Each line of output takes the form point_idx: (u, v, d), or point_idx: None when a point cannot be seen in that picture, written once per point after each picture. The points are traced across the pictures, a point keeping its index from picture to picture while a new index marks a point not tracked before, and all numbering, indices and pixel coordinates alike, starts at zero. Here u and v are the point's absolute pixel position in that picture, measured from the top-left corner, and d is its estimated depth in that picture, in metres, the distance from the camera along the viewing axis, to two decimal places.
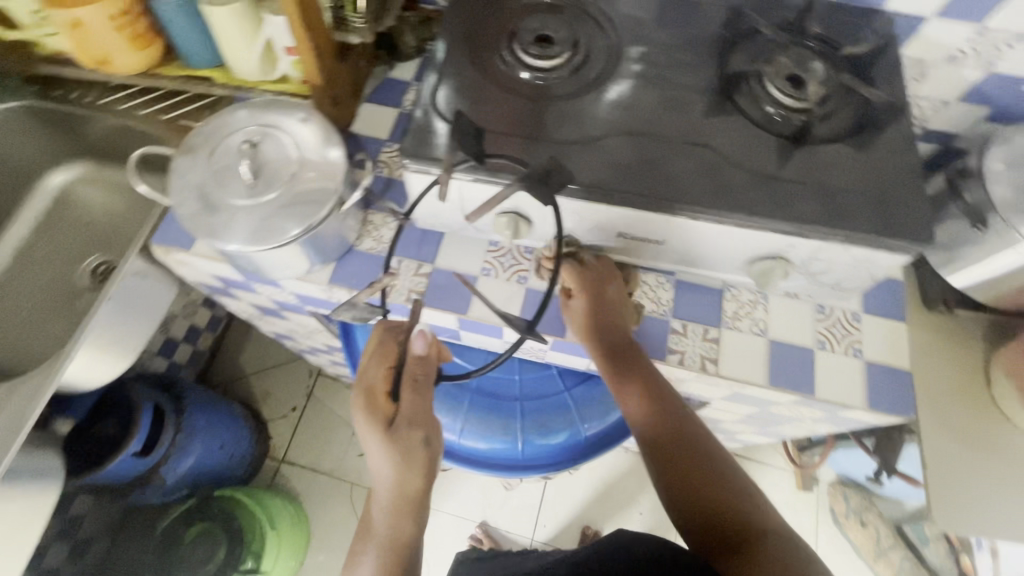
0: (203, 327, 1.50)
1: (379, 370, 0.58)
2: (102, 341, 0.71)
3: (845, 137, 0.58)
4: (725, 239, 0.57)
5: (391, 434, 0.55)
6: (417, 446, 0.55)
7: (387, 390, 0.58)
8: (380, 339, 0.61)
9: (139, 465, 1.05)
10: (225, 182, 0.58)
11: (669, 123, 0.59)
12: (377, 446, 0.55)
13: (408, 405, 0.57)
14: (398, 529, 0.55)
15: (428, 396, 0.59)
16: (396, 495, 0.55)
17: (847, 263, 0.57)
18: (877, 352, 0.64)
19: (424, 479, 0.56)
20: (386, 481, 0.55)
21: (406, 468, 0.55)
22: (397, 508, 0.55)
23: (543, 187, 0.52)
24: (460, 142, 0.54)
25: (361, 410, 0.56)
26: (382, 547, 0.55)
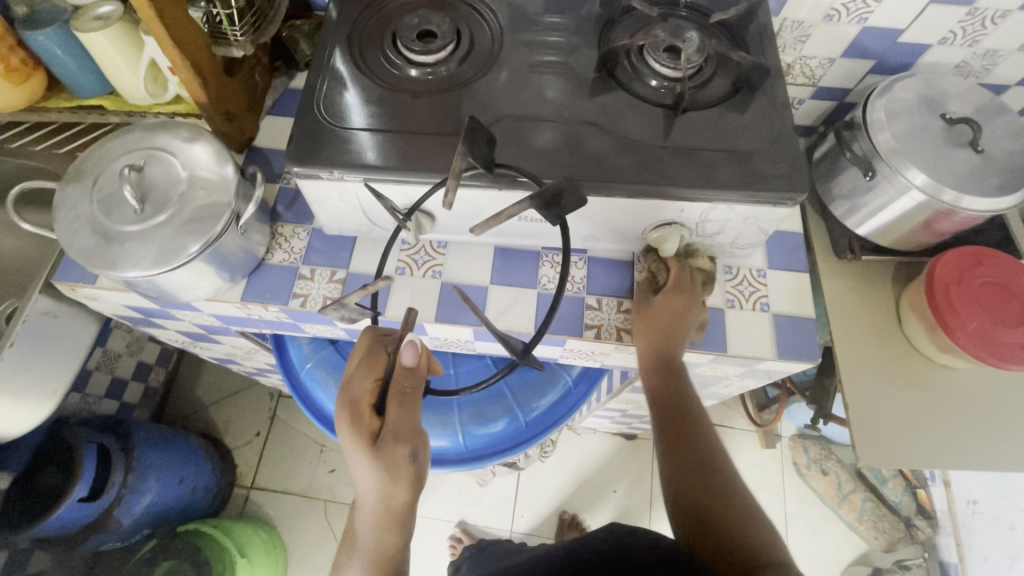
0: (152, 362, 1.46)
1: (365, 382, 0.56)
2: (16, 388, 0.69)
3: (724, 101, 0.61)
4: (622, 210, 0.59)
5: (377, 451, 0.53)
6: (403, 463, 0.54)
7: (373, 403, 0.56)
8: (367, 346, 0.59)
9: (89, 511, 1.02)
10: (116, 209, 0.57)
11: (555, 104, 0.61)
12: (361, 461, 0.53)
13: (396, 421, 0.55)
14: (384, 540, 0.56)
15: (415, 408, 0.57)
16: (382, 509, 0.55)
17: (737, 220, 0.59)
18: (784, 303, 0.66)
19: (410, 495, 0.55)
20: (372, 499, 0.54)
21: (391, 484, 0.54)
22: (383, 523, 0.56)
23: (552, 208, 0.51)
24: (471, 150, 0.50)
25: (346, 424, 0.54)
26: (368, 558, 0.56)
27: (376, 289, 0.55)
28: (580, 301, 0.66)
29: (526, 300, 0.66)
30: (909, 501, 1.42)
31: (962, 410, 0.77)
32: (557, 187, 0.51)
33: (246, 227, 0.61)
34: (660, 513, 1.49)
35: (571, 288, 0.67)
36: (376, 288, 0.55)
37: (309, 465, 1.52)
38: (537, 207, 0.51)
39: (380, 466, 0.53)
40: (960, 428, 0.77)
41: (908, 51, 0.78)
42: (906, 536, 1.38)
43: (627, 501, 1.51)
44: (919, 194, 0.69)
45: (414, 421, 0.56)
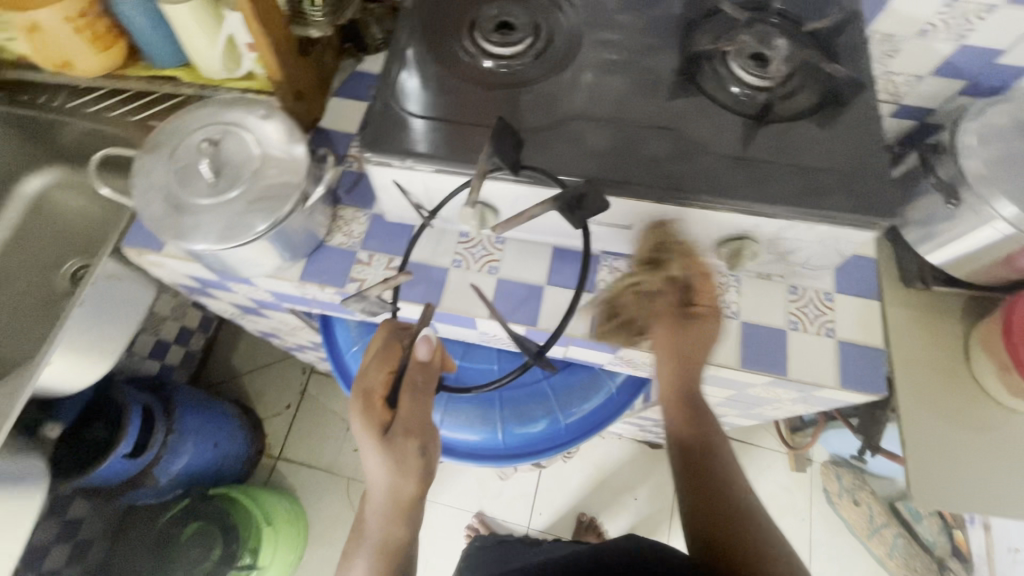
0: (194, 327, 1.50)
1: (378, 374, 0.60)
2: (80, 345, 0.71)
3: (808, 115, 0.58)
4: (691, 222, 0.57)
5: (386, 440, 0.55)
6: (411, 454, 0.56)
7: (385, 394, 0.59)
8: (385, 340, 0.63)
9: (130, 467, 1.06)
10: (188, 181, 0.58)
11: (631, 106, 0.59)
12: (370, 450, 0.56)
13: (406, 413, 0.58)
14: (390, 533, 0.57)
15: (424, 402, 0.60)
16: (389, 500, 0.56)
17: (813, 240, 0.57)
18: (850, 330, 0.64)
19: (417, 488, 0.57)
20: (380, 488, 0.56)
21: (400, 475, 0.56)
22: (390, 515, 0.57)
23: (577, 212, 0.52)
24: (497, 151, 0.52)
25: (358, 413, 0.57)
26: (375, 549, 0.57)
27: (393, 284, 0.57)
28: None
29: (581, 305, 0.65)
30: (943, 542, 1.37)
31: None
32: (580, 190, 0.52)
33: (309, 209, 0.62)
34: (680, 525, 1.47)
35: None
36: (397, 282, 0.56)
37: (335, 442, 1.55)
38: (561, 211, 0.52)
39: (389, 455, 0.55)
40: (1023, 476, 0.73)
41: (1006, 74, 0.73)
42: None
43: (646, 510, 1.50)
44: (1006, 226, 0.65)
45: (423, 415, 0.59)
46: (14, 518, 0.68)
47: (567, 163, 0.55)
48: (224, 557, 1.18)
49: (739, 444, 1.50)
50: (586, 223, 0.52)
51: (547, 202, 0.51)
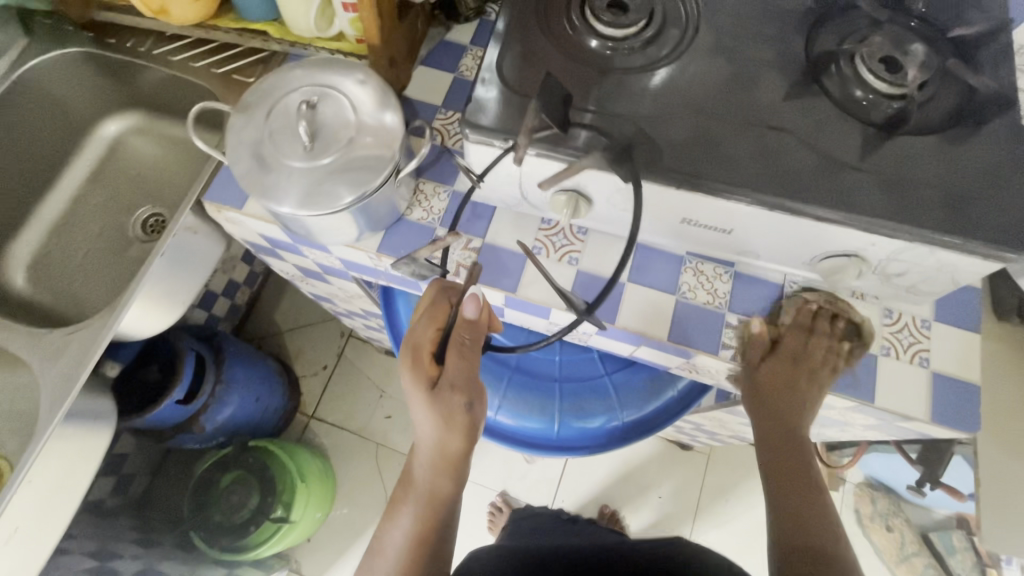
0: (240, 281, 1.53)
1: (427, 330, 0.58)
2: (155, 294, 0.72)
3: (939, 130, 0.54)
4: (797, 234, 0.54)
5: (434, 396, 0.56)
6: (457, 411, 0.56)
7: (433, 350, 0.58)
8: (434, 296, 0.60)
9: (181, 412, 1.09)
10: (281, 142, 0.57)
11: (744, 103, 0.55)
12: (420, 404, 0.57)
13: (454, 373, 0.56)
14: (437, 484, 0.61)
15: (473, 361, 0.58)
16: (437, 454, 0.59)
17: (929, 266, 0.53)
18: (947, 362, 0.60)
19: (464, 442, 0.58)
20: (428, 441, 0.59)
21: (449, 432, 0.57)
22: (437, 468, 0.60)
23: (627, 163, 0.51)
24: (544, 107, 0.52)
25: (407, 367, 0.58)
26: (422, 499, 0.61)
27: (447, 240, 0.60)
28: (720, 318, 0.62)
29: (663, 307, 0.62)
30: None
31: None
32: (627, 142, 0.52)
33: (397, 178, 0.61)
34: (702, 528, 1.46)
35: (712, 301, 0.62)
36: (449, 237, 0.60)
37: (368, 407, 1.57)
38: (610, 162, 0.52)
39: (438, 412, 0.56)
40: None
41: None
42: None
43: (669, 508, 1.49)
44: None
45: (471, 374, 0.57)
46: (84, 454, 0.71)
47: (673, 157, 0.52)
48: (259, 508, 1.23)
49: None
50: (631, 175, 0.51)
51: (591, 155, 0.51)
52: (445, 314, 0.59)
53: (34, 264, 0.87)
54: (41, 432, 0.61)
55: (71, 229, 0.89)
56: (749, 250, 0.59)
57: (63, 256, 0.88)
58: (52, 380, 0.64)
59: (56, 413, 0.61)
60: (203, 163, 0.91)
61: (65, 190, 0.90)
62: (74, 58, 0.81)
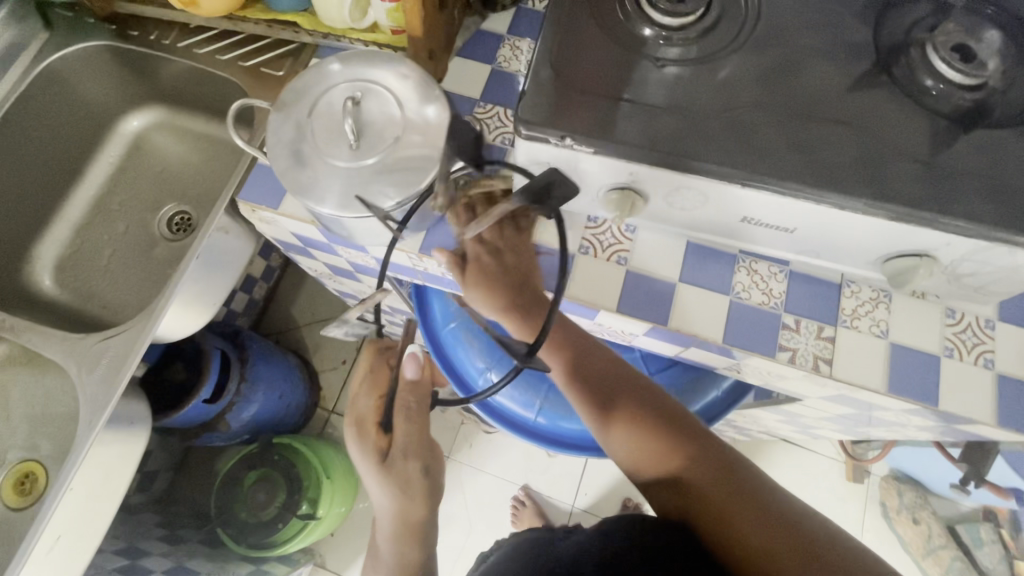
0: (258, 276, 1.51)
1: (369, 401, 0.60)
2: (189, 296, 0.70)
3: (1020, 123, 0.51)
4: (866, 233, 0.52)
5: (389, 469, 0.57)
6: (413, 478, 0.58)
7: (379, 420, 0.59)
8: (373, 366, 0.62)
9: (207, 411, 1.08)
10: (319, 140, 0.55)
11: (807, 95, 0.53)
12: (374, 479, 0.57)
13: (402, 439, 0.58)
14: (404, 554, 0.59)
15: (421, 422, 0.60)
16: (399, 524, 0.58)
17: (1004, 267, 0.50)
18: (1012, 364, 0.58)
19: (424, 507, 0.59)
20: (389, 514, 0.58)
21: (408, 500, 0.58)
22: (402, 539, 0.59)
23: (542, 205, 0.52)
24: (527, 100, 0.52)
25: (355, 442, 0.58)
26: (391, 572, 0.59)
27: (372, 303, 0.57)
28: (777, 319, 0.60)
29: (718, 308, 0.60)
30: None
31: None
32: (548, 180, 0.51)
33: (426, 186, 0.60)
34: None
35: (768, 301, 0.60)
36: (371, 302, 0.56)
37: None
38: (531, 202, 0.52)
39: (395, 484, 0.57)
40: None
41: None
42: None
43: None
44: None
45: (421, 438, 0.59)
46: (122, 459, 0.70)
47: (737, 154, 0.50)
48: (286, 505, 1.22)
49: (797, 448, 1.46)
50: (559, 210, 0.52)
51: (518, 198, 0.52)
52: (379, 380, 0.61)
53: (62, 265, 0.85)
54: (82, 440, 0.59)
55: (97, 228, 0.88)
56: (810, 249, 0.57)
57: (89, 255, 0.86)
58: (91, 386, 0.62)
59: (97, 421, 0.59)
60: (231, 160, 0.89)
61: (88, 189, 0.88)
62: (97, 53, 0.78)
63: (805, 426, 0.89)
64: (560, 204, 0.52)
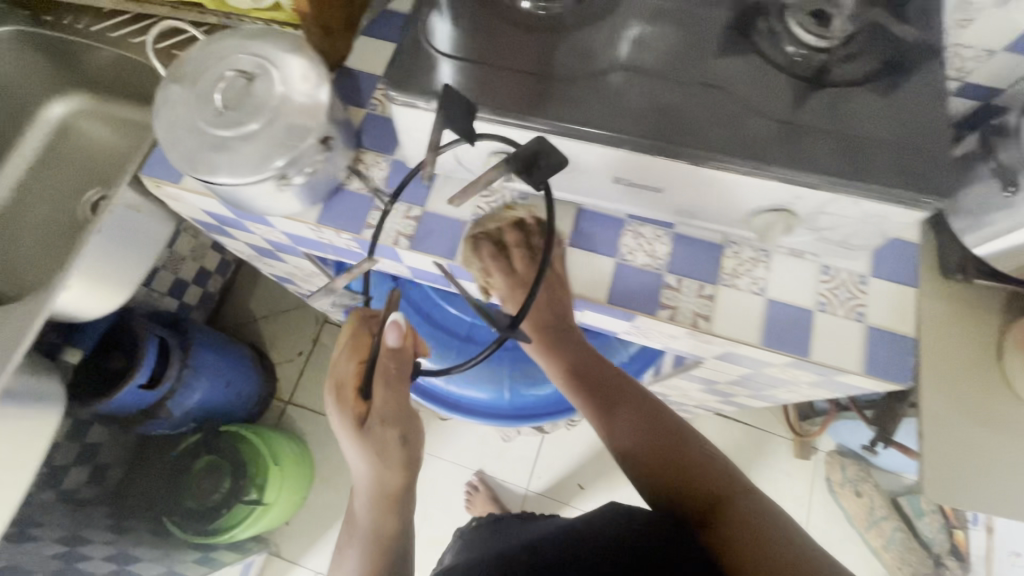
0: (212, 269, 1.52)
1: (348, 365, 0.61)
2: (99, 273, 0.71)
3: (872, 81, 0.53)
4: (728, 191, 0.54)
5: (363, 433, 0.58)
6: (391, 444, 0.58)
7: (358, 384, 0.60)
8: (354, 329, 0.63)
9: (146, 397, 1.08)
10: (200, 108, 0.56)
11: (671, 61, 0.55)
12: (350, 442, 0.58)
13: (380, 404, 0.59)
14: (379, 523, 0.59)
15: (400, 388, 0.60)
16: (375, 490, 0.59)
17: (855, 218, 0.53)
18: (882, 316, 0.61)
19: (402, 476, 0.59)
20: (366, 479, 0.59)
21: (384, 466, 0.58)
22: (379, 507, 0.59)
23: (530, 176, 0.50)
24: (448, 120, 0.50)
25: (334, 404, 0.59)
26: (367, 541, 0.59)
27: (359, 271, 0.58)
28: (659, 279, 0.62)
29: (603, 270, 0.63)
30: (943, 540, 1.36)
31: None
32: (534, 150, 0.50)
33: (324, 172, 0.61)
34: None
35: (652, 263, 0.63)
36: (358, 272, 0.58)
37: None
38: (517, 172, 0.51)
39: (371, 447, 0.58)
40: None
41: None
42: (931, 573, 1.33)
43: None
44: None
45: (400, 405, 0.59)
46: (32, 434, 0.71)
47: (601, 117, 0.52)
48: (232, 492, 1.23)
49: (745, 427, 1.49)
50: (547, 181, 0.50)
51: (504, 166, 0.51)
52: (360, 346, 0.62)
53: None
54: None
55: (20, 212, 0.88)
56: (686, 210, 0.59)
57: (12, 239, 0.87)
58: None
59: None
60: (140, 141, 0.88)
61: (12, 174, 0.89)
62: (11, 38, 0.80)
63: (724, 395, 0.92)
64: (549, 175, 0.51)
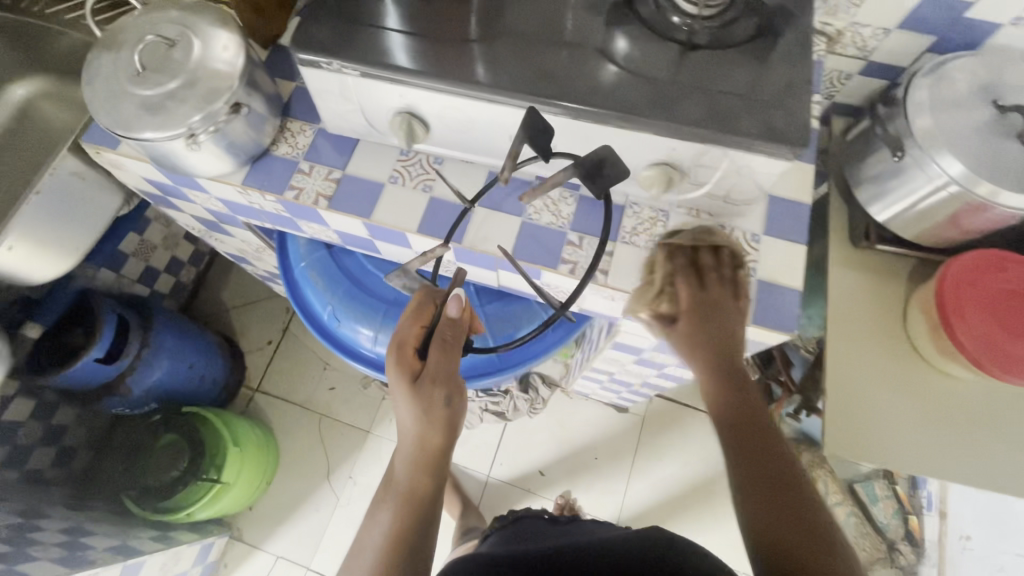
0: (185, 259, 1.55)
1: (411, 328, 0.66)
2: (40, 236, 0.75)
3: (746, 44, 0.58)
4: (615, 146, 0.58)
5: (416, 389, 0.63)
6: (437, 404, 0.63)
7: (417, 346, 0.66)
8: (420, 299, 0.69)
9: (105, 372, 1.11)
10: (126, 70, 0.60)
11: (566, 28, 0.59)
12: (402, 396, 0.64)
13: (433, 365, 0.64)
14: (416, 480, 0.63)
15: (452, 357, 0.66)
16: (418, 448, 0.63)
17: (731, 170, 0.57)
18: (771, 271, 0.64)
19: (443, 437, 0.64)
20: (408, 434, 0.64)
21: (428, 425, 0.63)
22: (418, 465, 0.63)
23: (596, 181, 0.54)
24: (528, 136, 0.53)
25: (392, 360, 0.65)
26: (402, 496, 0.63)
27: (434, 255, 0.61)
28: (562, 237, 0.65)
29: (509, 228, 0.66)
30: (897, 526, 1.36)
31: (978, 410, 0.74)
32: (599, 156, 0.54)
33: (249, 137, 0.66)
34: (636, 487, 1.50)
35: (556, 221, 0.66)
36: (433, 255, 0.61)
37: (312, 379, 1.60)
38: (580, 178, 0.55)
39: (419, 405, 0.62)
40: (980, 441, 0.72)
41: (976, 30, 0.71)
42: (885, 558, 1.33)
43: (605, 469, 1.52)
44: (953, 185, 0.65)
45: (450, 371, 0.64)
46: None
47: (494, 73, 0.56)
48: (188, 470, 1.26)
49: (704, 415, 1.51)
50: (610, 188, 0.54)
51: (516, 134, 0.53)
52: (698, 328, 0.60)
53: None
54: None
55: None
56: None
57: None
58: None
59: None
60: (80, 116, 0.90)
61: None
62: None
63: (656, 367, 0.95)
64: (608, 183, 0.55)
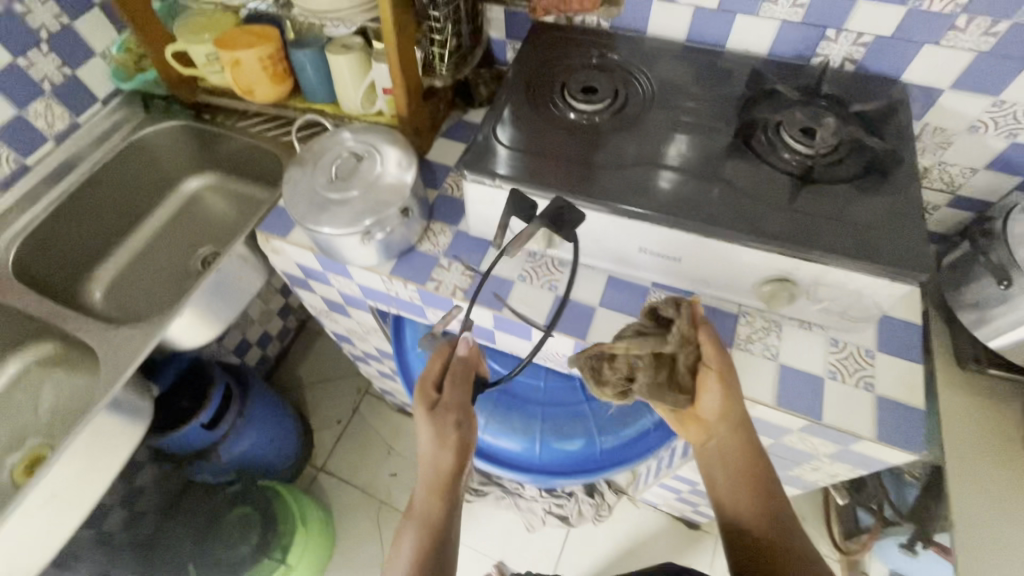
0: (274, 334, 1.67)
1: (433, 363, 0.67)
2: (204, 310, 0.86)
3: (856, 180, 0.65)
4: (742, 262, 0.64)
5: (433, 412, 0.63)
6: (451, 428, 0.62)
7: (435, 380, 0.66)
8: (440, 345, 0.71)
9: (203, 438, 1.18)
10: (317, 179, 0.73)
11: (690, 159, 0.68)
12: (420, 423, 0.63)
13: (449, 395, 0.64)
14: (430, 506, 0.60)
15: (465, 385, 0.66)
16: (434, 472, 0.61)
17: (850, 290, 0.61)
18: (889, 388, 0.65)
19: (456, 461, 0.61)
20: (428, 461, 0.62)
21: (443, 444, 0.61)
22: (433, 489, 0.61)
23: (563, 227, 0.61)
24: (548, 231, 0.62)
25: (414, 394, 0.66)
26: (421, 527, 0.59)
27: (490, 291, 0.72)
28: None
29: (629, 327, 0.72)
30: None
31: None
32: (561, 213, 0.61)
33: (402, 236, 0.75)
34: None
35: None
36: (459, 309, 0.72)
37: (377, 462, 1.61)
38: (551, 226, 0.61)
39: (435, 427, 0.62)
40: None
41: None
42: None
43: None
44: None
45: (464, 400, 0.65)
46: (122, 439, 0.81)
47: (624, 193, 0.64)
48: (259, 545, 1.25)
49: None
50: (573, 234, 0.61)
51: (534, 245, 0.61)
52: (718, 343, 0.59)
53: (111, 284, 1.05)
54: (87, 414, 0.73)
55: (149, 261, 1.09)
56: (702, 277, 0.69)
57: (139, 285, 1.06)
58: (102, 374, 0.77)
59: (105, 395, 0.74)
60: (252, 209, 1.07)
61: (146, 231, 1.11)
62: (173, 129, 1.03)
63: None
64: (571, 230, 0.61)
